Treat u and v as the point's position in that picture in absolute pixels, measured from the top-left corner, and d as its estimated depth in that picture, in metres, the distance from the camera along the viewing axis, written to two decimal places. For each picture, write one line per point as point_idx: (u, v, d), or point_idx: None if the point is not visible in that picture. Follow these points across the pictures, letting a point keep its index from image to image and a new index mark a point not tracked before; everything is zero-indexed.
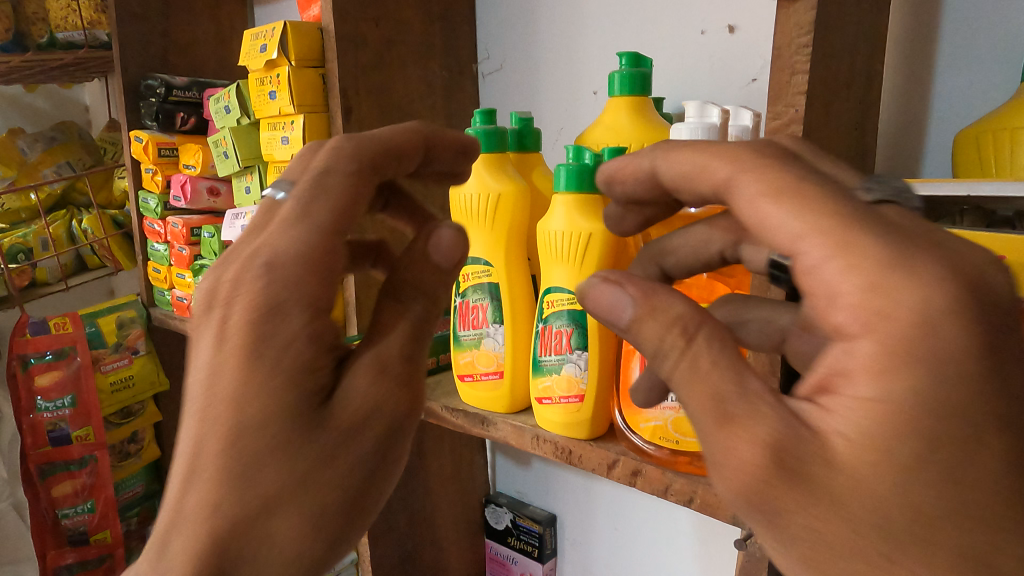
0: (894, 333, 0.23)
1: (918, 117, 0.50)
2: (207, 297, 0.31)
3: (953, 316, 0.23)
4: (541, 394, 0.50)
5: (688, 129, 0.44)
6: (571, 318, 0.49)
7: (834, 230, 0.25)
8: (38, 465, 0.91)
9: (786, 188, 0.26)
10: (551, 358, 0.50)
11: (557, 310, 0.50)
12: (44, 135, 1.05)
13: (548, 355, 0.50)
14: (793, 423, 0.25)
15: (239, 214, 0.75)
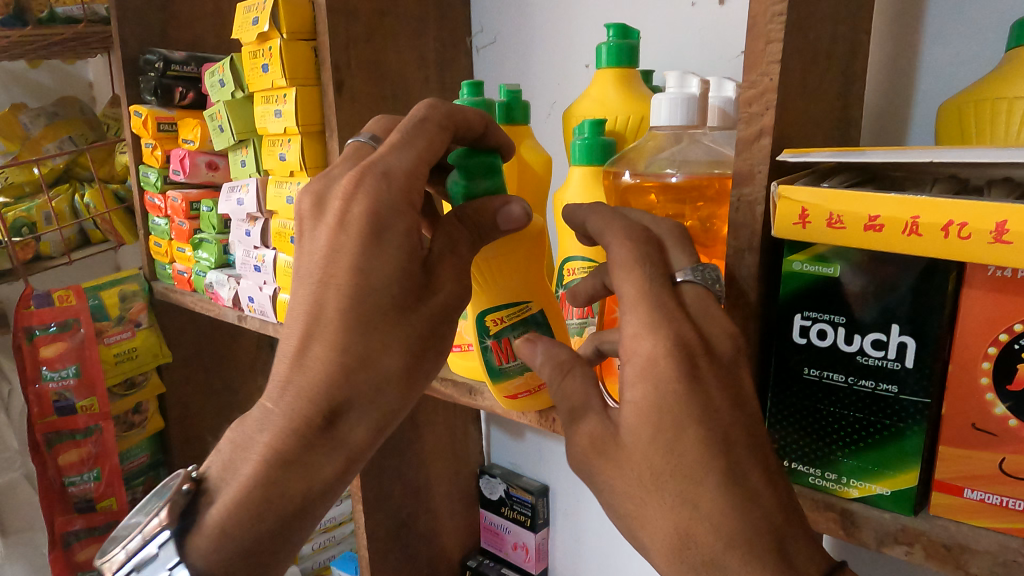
0: (664, 371, 0.32)
1: (904, 89, 0.50)
2: (313, 203, 0.41)
3: (668, 360, 0.32)
4: (517, 391, 0.49)
5: (668, 99, 0.44)
6: (520, 327, 0.48)
7: (644, 309, 0.34)
8: (44, 434, 0.93)
9: (626, 265, 0.36)
10: (513, 365, 0.48)
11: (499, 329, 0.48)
12: (46, 110, 1.05)
13: (509, 362, 0.48)
14: (607, 422, 0.34)
15: (235, 187, 0.77)
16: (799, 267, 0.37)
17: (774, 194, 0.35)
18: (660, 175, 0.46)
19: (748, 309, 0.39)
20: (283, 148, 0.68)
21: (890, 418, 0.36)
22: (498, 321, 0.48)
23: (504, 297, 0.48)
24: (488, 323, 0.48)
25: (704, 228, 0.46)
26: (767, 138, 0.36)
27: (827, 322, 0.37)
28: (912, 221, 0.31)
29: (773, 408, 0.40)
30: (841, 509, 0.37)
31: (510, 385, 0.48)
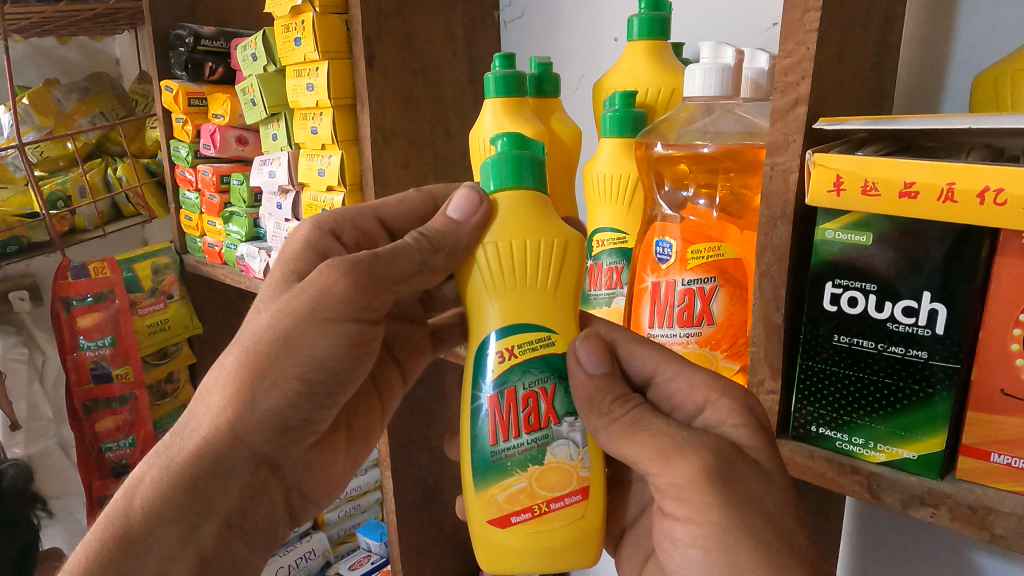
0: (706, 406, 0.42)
1: (937, 61, 0.50)
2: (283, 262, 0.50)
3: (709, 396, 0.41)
4: (509, 511, 0.43)
5: (701, 69, 0.45)
6: (550, 371, 0.43)
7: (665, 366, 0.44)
8: (82, 401, 0.96)
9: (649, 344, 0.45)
10: (513, 445, 0.43)
11: (509, 366, 0.43)
12: (79, 85, 1.07)
13: (510, 439, 0.43)
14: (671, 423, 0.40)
15: (266, 159, 0.79)
16: (832, 235, 0.38)
17: (810, 161, 0.36)
18: (692, 145, 0.47)
19: (780, 277, 0.40)
20: (315, 122, 0.70)
21: (918, 383, 0.36)
22: (510, 352, 0.43)
23: (536, 321, 0.43)
24: (495, 355, 0.43)
25: (734, 199, 0.48)
26: (803, 107, 0.37)
27: (858, 290, 0.37)
28: (948, 186, 0.32)
29: (802, 373, 0.41)
30: (867, 472, 0.38)
31: (501, 489, 0.43)
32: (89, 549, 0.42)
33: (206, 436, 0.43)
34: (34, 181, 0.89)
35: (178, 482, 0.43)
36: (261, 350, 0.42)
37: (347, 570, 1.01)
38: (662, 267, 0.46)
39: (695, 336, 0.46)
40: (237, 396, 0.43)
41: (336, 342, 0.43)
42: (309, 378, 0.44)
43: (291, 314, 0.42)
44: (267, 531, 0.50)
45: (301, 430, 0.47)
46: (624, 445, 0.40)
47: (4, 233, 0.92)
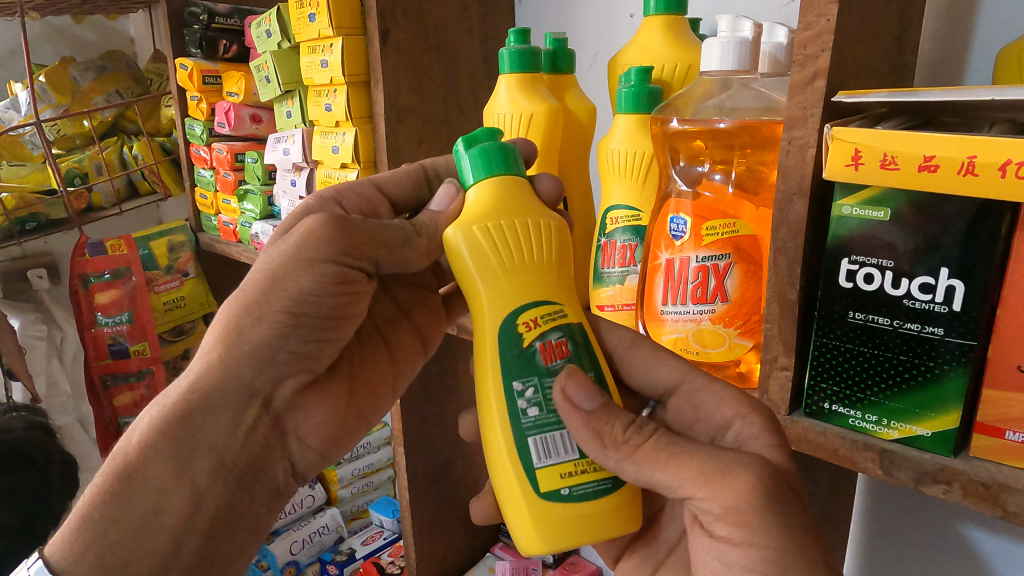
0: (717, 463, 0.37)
1: (962, 36, 0.49)
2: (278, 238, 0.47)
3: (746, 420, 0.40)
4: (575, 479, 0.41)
5: (719, 43, 0.44)
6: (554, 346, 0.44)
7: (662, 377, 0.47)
8: (100, 375, 0.98)
9: None
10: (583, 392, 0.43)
11: (539, 331, 0.41)
12: (95, 63, 1.07)
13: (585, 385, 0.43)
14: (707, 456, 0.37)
15: (281, 137, 0.80)
16: (849, 211, 0.37)
17: (828, 136, 0.36)
18: (709, 120, 0.46)
19: (795, 254, 0.39)
20: (330, 99, 0.70)
21: (934, 360, 0.36)
22: (534, 321, 0.41)
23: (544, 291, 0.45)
24: (521, 327, 0.41)
25: (750, 175, 0.47)
26: (821, 80, 0.36)
27: (874, 267, 0.37)
28: (968, 160, 0.31)
29: (817, 351, 0.41)
30: (880, 450, 0.38)
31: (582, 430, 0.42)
32: (93, 489, 0.43)
33: (199, 372, 0.45)
34: (51, 158, 0.90)
35: (172, 416, 0.44)
36: (254, 285, 0.44)
37: (360, 544, 1.02)
38: (676, 244, 0.46)
39: (708, 313, 0.46)
40: (227, 335, 0.45)
41: (321, 279, 0.43)
42: (290, 313, 0.44)
43: (279, 257, 0.44)
44: (268, 477, 0.50)
45: (292, 365, 0.47)
46: (659, 471, 0.37)
47: (24, 210, 0.94)
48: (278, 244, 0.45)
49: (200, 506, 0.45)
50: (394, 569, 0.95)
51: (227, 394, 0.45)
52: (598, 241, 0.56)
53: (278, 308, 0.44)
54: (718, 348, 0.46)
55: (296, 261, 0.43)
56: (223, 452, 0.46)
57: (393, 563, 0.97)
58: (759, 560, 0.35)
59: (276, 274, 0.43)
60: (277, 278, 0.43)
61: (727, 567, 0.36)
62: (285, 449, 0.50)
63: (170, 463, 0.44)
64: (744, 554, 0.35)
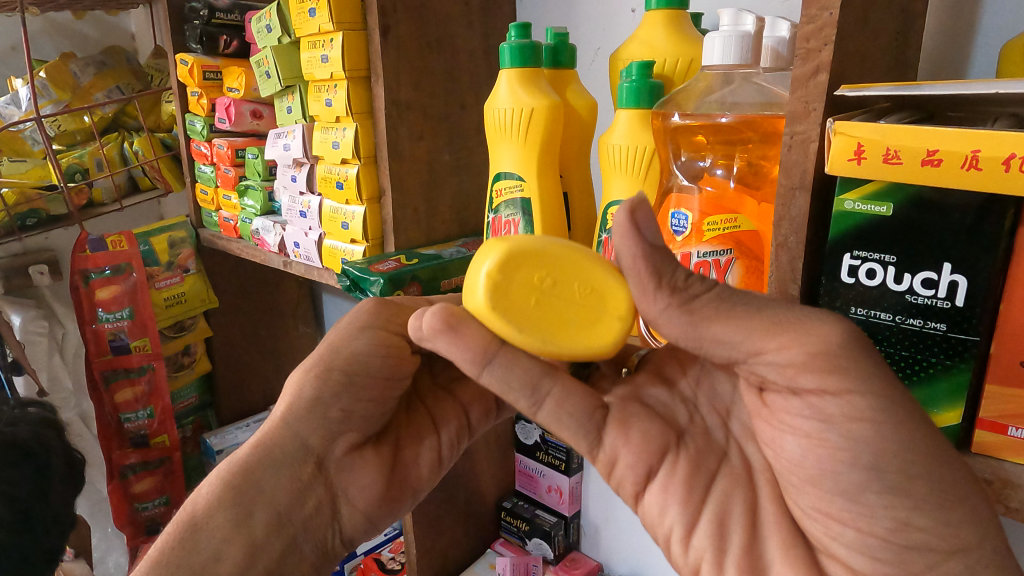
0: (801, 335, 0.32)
1: (964, 30, 0.49)
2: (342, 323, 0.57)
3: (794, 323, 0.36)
4: None
5: (721, 37, 0.44)
6: None
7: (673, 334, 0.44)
8: (101, 372, 0.98)
9: None
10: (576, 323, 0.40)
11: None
12: (94, 59, 1.07)
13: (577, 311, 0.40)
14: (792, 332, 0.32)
15: (281, 132, 0.80)
16: (851, 207, 0.37)
17: (831, 129, 0.35)
18: (711, 115, 0.46)
19: (796, 249, 0.39)
20: (330, 94, 0.69)
21: (936, 356, 0.36)
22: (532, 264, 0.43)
23: None
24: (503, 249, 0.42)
25: (752, 170, 0.47)
26: (824, 74, 0.36)
27: (877, 262, 0.37)
28: (972, 154, 0.31)
29: None
30: None
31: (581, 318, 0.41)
32: (164, 536, 0.49)
33: (266, 429, 0.52)
34: (52, 154, 0.90)
35: (237, 470, 0.50)
36: (319, 349, 0.52)
37: (361, 540, 1.03)
38: (677, 239, 0.46)
39: None
40: (291, 393, 0.52)
41: (372, 343, 0.51)
42: (345, 373, 0.51)
43: (338, 328, 0.53)
44: (318, 537, 0.52)
45: (343, 423, 0.51)
46: (717, 324, 0.33)
47: (25, 206, 0.94)
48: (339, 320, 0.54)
49: (256, 557, 0.48)
50: (395, 565, 0.96)
51: (287, 448, 0.51)
52: (599, 235, 0.56)
53: (337, 366, 0.51)
54: None
55: (353, 326, 0.52)
56: (280, 505, 0.50)
57: (393, 560, 0.97)
58: (868, 408, 0.31)
59: (335, 337, 0.52)
60: (337, 339, 0.52)
61: (827, 424, 0.32)
62: (337, 511, 0.53)
63: (230, 514, 0.49)
64: (844, 405, 0.31)
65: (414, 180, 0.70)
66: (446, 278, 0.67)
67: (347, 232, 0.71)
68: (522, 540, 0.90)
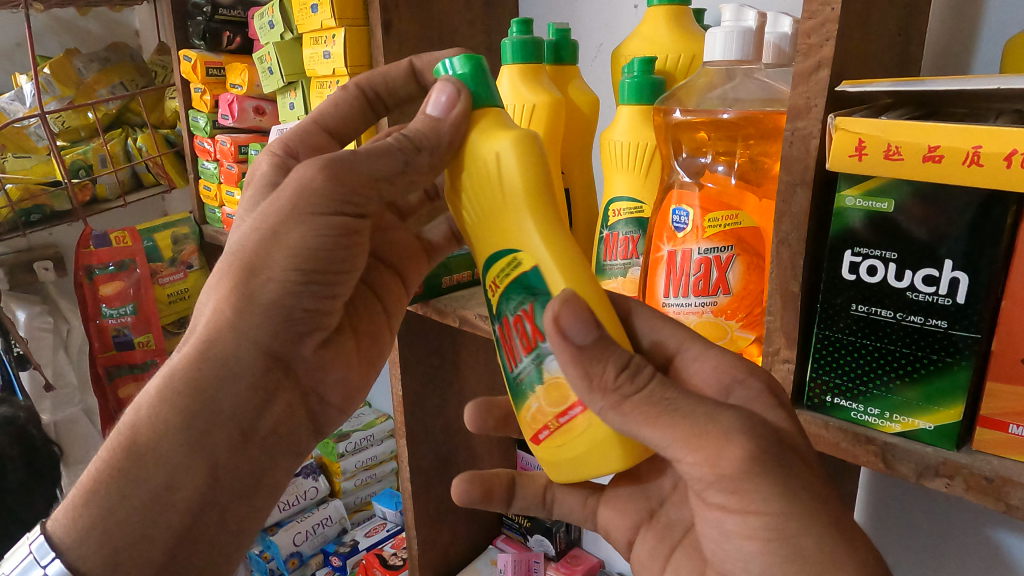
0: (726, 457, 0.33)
1: (969, 26, 0.49)
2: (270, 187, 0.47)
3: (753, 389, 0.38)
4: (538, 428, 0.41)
5: (722, 32, 0.44)
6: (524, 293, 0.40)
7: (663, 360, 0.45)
8: (105, 367, 0.98)
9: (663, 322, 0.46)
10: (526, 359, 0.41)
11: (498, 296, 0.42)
12: (99, 55, 1.07)
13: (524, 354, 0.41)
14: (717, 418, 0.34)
15: (284, 129, 0.80)
16: (853, 203, 0.37)
17: (831, 125, 0.35)
18: (712, 111, 0.46)
19: (797, 246, 0.39)
20: (332, 90, 0.69)
21: (938, 353, 0.36)
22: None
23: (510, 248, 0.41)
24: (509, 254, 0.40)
25: (753, 167, 0.47)
26: (825, 70, 0.36)
27: (877, 259, 0.37)
28: (973, 150, 0.31)
29: (819, 343, 0.40)
30: (881, 443, 0.38)
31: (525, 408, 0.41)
32: (101, 461, 0.42)
33: (207, 337, 0.44)
34: (55, 149, 0.90)
35: (181, 388, 0.43)
36: (256, 233, 0.43)
37: (363, 536, 1.03)
38: (678, 236, 0.46)
39: (711, 305, 0.46)
40: (233, 301, 0.43)
41: (327, 233, 0.43)
42: (302, 268, 0.43)
43: (277, 213, 0.43)
44: (290, 443, 0.50)
45: (306, 322, 0.46)
46: (644, 428, 0.35)
47: (29, 202, 0.95)
48: (277, 194, 0.43)
49: (220, 479, 0.45)
50: (397, 561, 0.94)
51: (240, 359, 0.45)
52: (600, 232, 0.56)
53: (282, 261, 0.43)
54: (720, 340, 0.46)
55: (300, 204, 0.42)
56: (241, 420, 0.46)
57: (395, 555, 0.95)
58: (761, 526, 0.34)
59: (279, 225, 0.42)
60: (282, 224, 0.42)
61: (726, 536, 0.36)
62: (307, 405, 0.51)
63: (188, 435, 0.43)
64: (747, 517, 0.34)
65: None
66: (447, 274, 0.67)
67: None
68: (524, 536, 0.90)
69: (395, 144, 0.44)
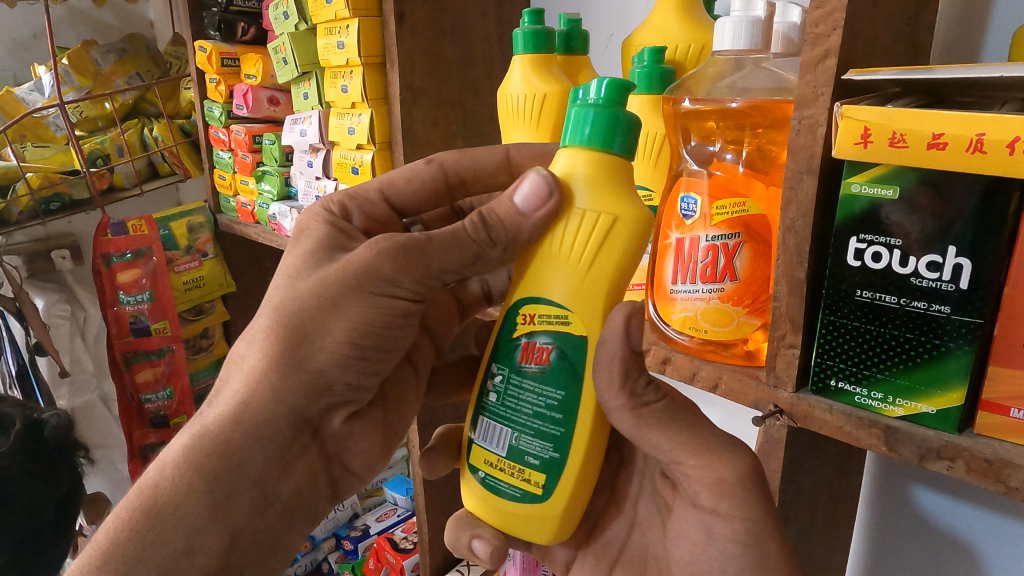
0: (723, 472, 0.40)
1: (979, 15, 0.49)
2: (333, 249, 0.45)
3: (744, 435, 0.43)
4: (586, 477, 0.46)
5: (732, 22, 0.45)
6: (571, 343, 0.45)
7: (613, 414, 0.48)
8: (123, 353, 1.00)
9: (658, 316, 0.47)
10: None
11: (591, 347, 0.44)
12: (115, 46, 1.08)
13: None
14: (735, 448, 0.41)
15: (298, 118, 0.81)
16: (858, 189, 0.38)
17: (837, 114, 0.36)
18: (721, 99, 0.46)
19: (803, 233, 0.40)
20: (346, 80, 0.70)
21: (939, 338, 0.36)
22: (529, 317, 0.43)
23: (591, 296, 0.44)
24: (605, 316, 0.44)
25: (760, 155, 0.47)
26: (832, 59, 0.36)
27: (882, 245, 0.37)
28: (976, 137, 0.32)
29: (824, 328, 0.41)
30: (884, 426, 0.39)
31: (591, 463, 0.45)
32: (123, 519, 0.43)
33: (243, 400, 0.44)
34: (74, 139, 0.92)
35: (213, 448, 0.44)
36: (310, 309, 0.43)
37: (374, 521, 1.05)
38: (686, 223, 0.47)
39: (717, 292, 0.46)
40: (278, 368, 0.44)
41: (381, 312, 0.44)
42: (355, 343, 0.44)
43: (332, 288, 0.43)
44: (307, 508, 0.51)
45: (340, 399, 0.48)
46: (660, 431, 0.41)
47: (48, 190, 0.95)
48: (342, 269, 0.43)
49: (237, 538, 0.45)
50: (408, 544, 0.95)
51: (276, 426, 0.45)
52: None
53: (337, 334, 0.44)
54: (726, 327, 0.46)
55: (369, 284, 0.43)
56: (263, 483, 0.46)
57: (406, 538, 0.97)
58: (741, 531, 0.41)
59: (340, 300, 0.43)
60: (354, 300, 0.43)
61: (711, 539, 0.42)
62: (328, 474, 0.52)
63: (213, 498, 0.44)
64: (728, 527, 0.41)
65: None
66: None
67: None
68: None
69: (470, 232, 0.44)
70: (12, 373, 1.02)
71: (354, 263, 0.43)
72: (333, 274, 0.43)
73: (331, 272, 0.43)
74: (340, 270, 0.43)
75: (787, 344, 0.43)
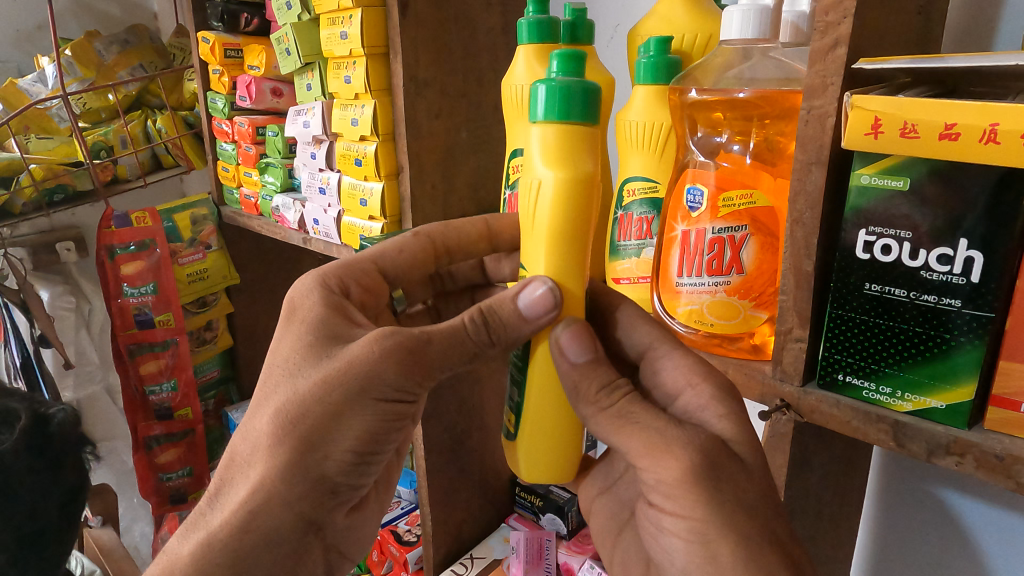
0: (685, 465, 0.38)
1: (990, 4, 0.48)
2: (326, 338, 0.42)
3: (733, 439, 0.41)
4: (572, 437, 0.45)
5: (739, 12, 0.44)
6: None
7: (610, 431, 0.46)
8: (127, 345, 1.00)
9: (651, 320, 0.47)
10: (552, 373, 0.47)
11: None
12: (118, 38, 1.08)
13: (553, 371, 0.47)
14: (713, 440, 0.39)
15: (301, 110, 0.80)
16: (868, 180, 0.37)
17: (848, 103, 0.35)
18: (728, 90, 0.46)
19: (811, 225, 0.39)
20: (348, 71, 0.70)
21: (950, 332, 0.36)
22: None
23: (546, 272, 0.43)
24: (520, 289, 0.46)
25: (768, 146, 0.47)
26: (843, 48, 0.36)
27: (892, 238, 0.37)
28: (990, 128, 0.31)
29: (831, 322, 0.41)
30: (893, 421, 0.38)
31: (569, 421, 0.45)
32: None
33: (247, 508, 0.40)
34: (78, 132, 0.91)
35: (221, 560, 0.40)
36: (316, 408, 0.40)
37: None
38: (692, 216, 0.47)
39: (724, 285, 0.46)
40: (287, 474, 0.41)
41: (384, 418, 0.41)
42: (357, 451, 0.42)
43: (339, 392, 0.40)
44: None
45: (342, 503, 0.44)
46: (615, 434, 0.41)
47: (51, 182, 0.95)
48: (349, 367, 0.40)
49: None
50: (412, 537, 0.95)
51: (279, 537, 0.41)
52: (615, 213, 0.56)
53: (345, 436, 0.41)
54: (732, 320, 0.46)
55: (378, 385, 0.40)
56: None
57: (410, 531, 0.97)
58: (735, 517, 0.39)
59: (353, 399, 0.40)
60: (364, 398, 0.40)
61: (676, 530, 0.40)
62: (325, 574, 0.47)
63: None
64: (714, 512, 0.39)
65: (431, 157, 0.70)
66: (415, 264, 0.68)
67: (366, 208, 0.72)
68: (536, 516, 0.90)
69: (470, 331, 0.43)
70: (16, 364, 1.02)
71: (359, 362, 0.40)
72: (339, 370, 0.40)
73: (335, 370, 0.40)
74: (348, 366, 0.40)
75: (794, 338, 0.42)
